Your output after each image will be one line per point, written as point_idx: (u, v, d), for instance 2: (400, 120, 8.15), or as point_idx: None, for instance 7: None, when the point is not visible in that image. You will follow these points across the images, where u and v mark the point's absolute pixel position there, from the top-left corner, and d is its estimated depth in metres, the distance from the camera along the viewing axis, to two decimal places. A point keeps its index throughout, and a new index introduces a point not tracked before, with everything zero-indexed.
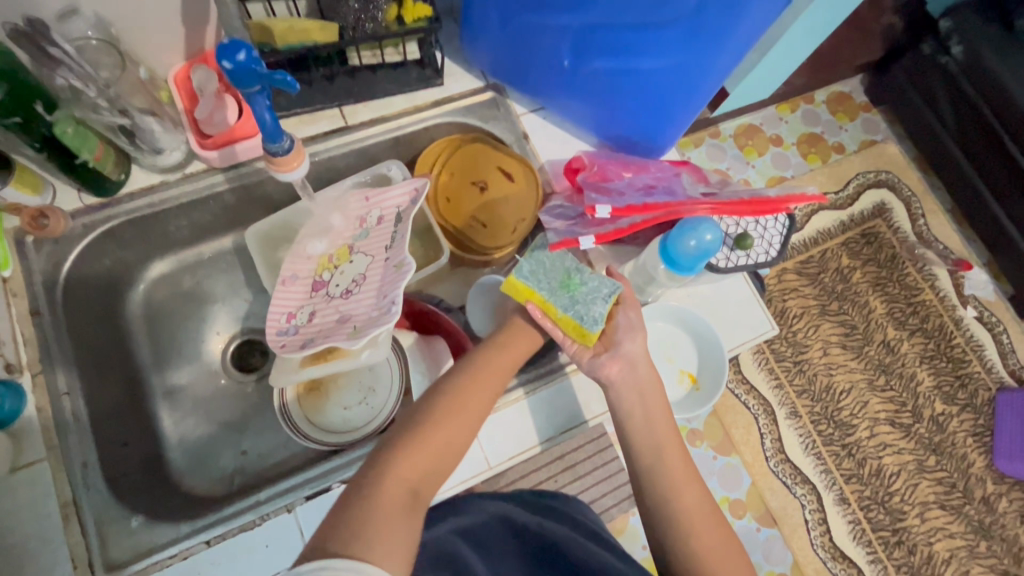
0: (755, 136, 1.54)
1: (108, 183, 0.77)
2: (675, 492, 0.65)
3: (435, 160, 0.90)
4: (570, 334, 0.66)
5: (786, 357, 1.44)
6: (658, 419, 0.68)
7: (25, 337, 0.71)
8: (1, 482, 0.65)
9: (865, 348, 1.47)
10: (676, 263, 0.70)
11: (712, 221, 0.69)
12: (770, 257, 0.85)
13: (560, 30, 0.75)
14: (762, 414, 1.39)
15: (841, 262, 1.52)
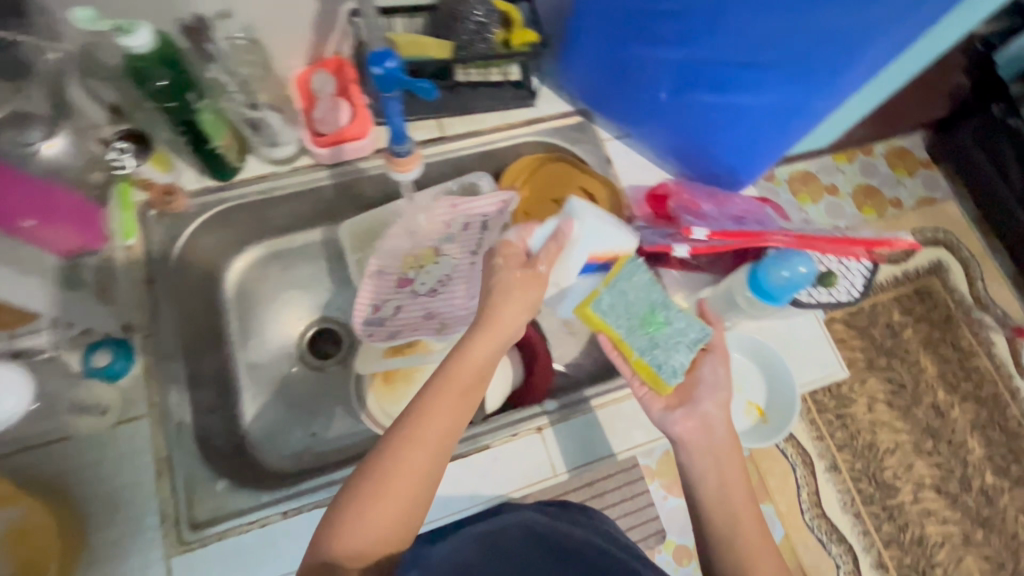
0: (811, 183, 1.33)
1: (227, 168, 0.83)
2: (742, 540, 0.64)
3: (517, 177, 0.94)
4: (645, 377, 0.70)
5: (826, 407, 1.27)
6: (723, 466, 0.67)
7: (139, 302, 0.77)
8: (106, 433, 0.70)
9: (911, 407, 1.31)
10: (764, 291, 0.72)
11: (805, 254, 0.71)
12: (852, 298, 0.84)
13: (663, 63, 0.78)
14: (802, 466, 1.13)
15: (891, 315, 1.36)
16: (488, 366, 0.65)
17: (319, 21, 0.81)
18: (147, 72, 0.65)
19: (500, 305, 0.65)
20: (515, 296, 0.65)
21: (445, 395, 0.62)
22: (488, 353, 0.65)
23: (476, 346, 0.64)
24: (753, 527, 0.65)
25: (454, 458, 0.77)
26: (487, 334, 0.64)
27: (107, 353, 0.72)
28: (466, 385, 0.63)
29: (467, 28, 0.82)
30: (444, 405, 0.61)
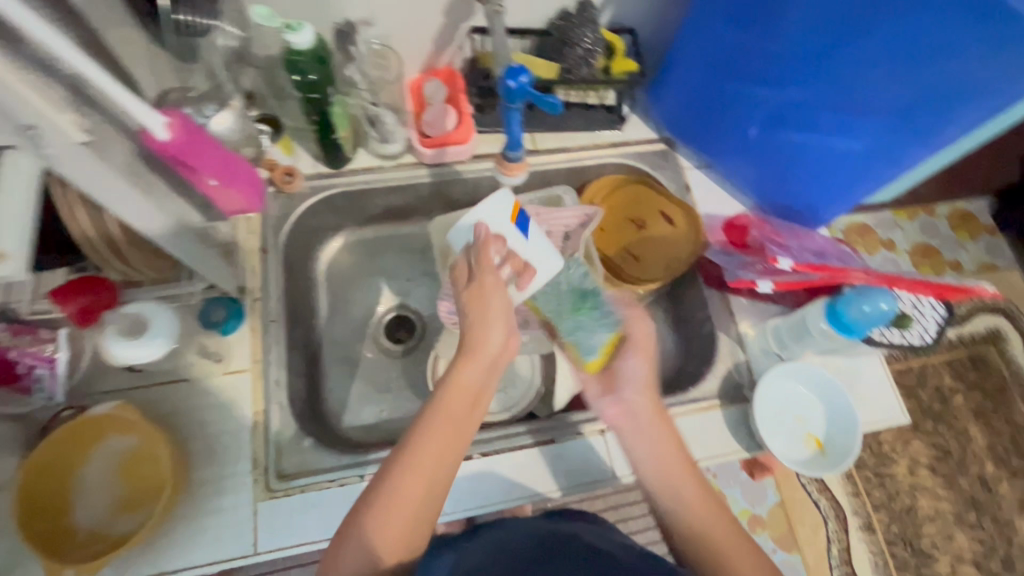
0: (867, 237, 1.28)
1: (342, 158, 0.91)
2: (698, 530, 0.64)
3: (599, 195, 0.99)
4: (574, 360, 0.76)
5: (868, 467, 1.33)
6: (656, 452, 0.67)
7: (252, 268, 0.85)
8: (214, 381, 0.77)
9: (956, 476, 1.35)
10: (842, 325, 0.79)
11: (887, 292, 0.76)
12: (924, 343, 0.86)
13: (760, 102, 0.83)
14: (833, 518, 1.26)
15: (943, 381, 1.39)
16: (477, 391, 0.64)
17: (441, 35, 0.88)
18: (302, 66, 0.75)
19: (478, 335, 0.65)
20: (485, 321, 0.66)
21: (434, 428, 0.61)
22: (475, 377, 0.64)
23: (462, 374, 0.64)
24: (707, 513, 0.64)
25: (519, 448, 0.81)
26: (468, 361, 0.64)
27: (221, 311, 0.79)
28: (455, 413, 0.62)
29: (578, 50, 0.87)
30: (437, 436, 0.61)
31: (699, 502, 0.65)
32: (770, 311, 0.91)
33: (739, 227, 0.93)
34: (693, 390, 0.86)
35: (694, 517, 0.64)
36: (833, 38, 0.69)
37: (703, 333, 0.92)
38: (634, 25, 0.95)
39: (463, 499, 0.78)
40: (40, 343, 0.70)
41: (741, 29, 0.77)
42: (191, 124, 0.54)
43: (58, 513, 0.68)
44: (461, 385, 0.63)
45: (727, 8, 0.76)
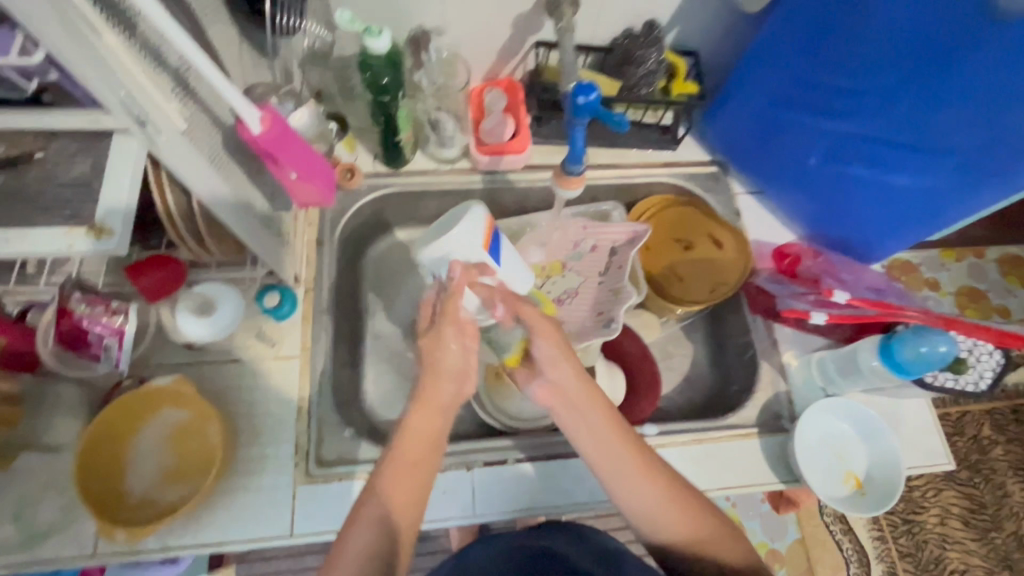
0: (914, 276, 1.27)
1: (401, 158, 0.93)
2: (648, 507, 0.61)
3: (646, 213, 0.99)
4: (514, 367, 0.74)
5: (896, 511, 1.31)
6: (596, 431, 0.63)
7: (308, 259, 0.87)
8: (265, 364, 0.80)
9: (990, 533, 1.28)
10: (896, 365, 0.77)
11: (946, 334, 0.75)
12: (979, 390, 0.84)
13: (823, 133, 0.82)
14: (855, 562, 1.27)
15: (981, 431, 1.34)
16: (436, 439, 0.61)
17: (507, 46, 0.90)
18: (376, 69, 0.78)
19: (433, 387, 0.61)
20: (438, 376, 0.62)
21: (394, 478, 0.59)
22: (430, 424, 0.61)
23: (419, 423, 0.60)
24: (661, 495, 0.61)
25: (553, 458, 0.81)
26: (422, 407, 0.61)
27: (276, 296, 0.81)
28: (416, 467, 0.59)
29: (642, 70, 0.88)
30: (400, 488, 0.58)
31: (647, 478, 0.61)
32: (816, 343, 0.89)
33: (791, 256, 0.93)
34: (731, 417, 0.86)
35: (645, 493, 0.61)
36: (911, 74, 0.69)
37: (744, 359, 0.92)
38: (697, 48, 0.95)
39: (494, 502, 0.79)
40: (112, 314, 0.72)
41: (815, 57, 0.77)
42: (281, 119, 0.56)
43: (113, 477, 0.72)
44: (417, 436, 0.60)
45: (803, 35, 0.77)
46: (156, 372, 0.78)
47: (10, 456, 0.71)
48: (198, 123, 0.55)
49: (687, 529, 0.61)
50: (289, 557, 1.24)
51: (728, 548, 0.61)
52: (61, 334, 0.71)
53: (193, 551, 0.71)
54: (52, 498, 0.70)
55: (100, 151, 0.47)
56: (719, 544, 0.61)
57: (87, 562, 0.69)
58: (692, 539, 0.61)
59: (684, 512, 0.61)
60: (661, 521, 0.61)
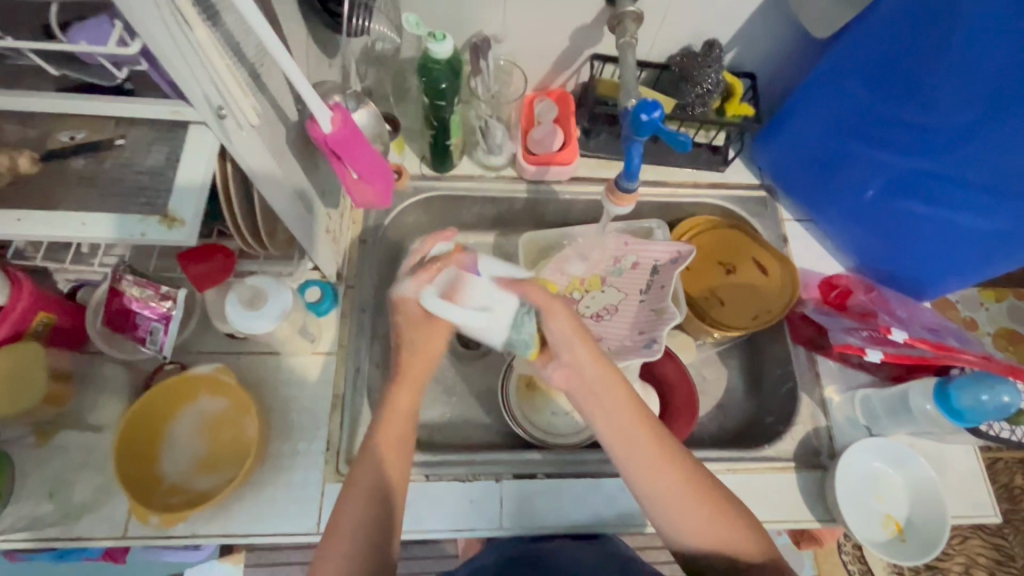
0: None
1: (449, 162, 0.93)
2: (666, 495, 0.60)
3: (688, 233, 0.98)
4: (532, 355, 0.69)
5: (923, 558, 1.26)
6: (614, 414, 0.62)
7: (350, 256, 0.88)
8: (303, 358, 0.81)
9: None
10: (953, 412, 0.74)
11: (1009, 383, 0.72)
12: None
13: (882, 166, 0.80)
14: None
15: None
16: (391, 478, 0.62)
17: (562, 57, 0.90)
18: (436, 73, 0.78)
19: (386, 426, 0.64)
20: (394, 412, 0.64)
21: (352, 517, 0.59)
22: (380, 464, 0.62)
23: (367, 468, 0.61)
24: (675, 479, 0.60)
25: (583, 476, 0.80)
26: (368, 454, 0.62)
27: (316, 292, 0.82)
28: (371, 505, 0.60)
29: (698, 89, 0.87)
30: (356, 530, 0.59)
31: (666, 465, 0.60)
32: (860, 380, 0.87)
33: (839, 287, 0.90)
34: (767, 449, 0.83)
35: (663, 479, 0.60)
36: (981, 118, 0.66)
37: (782, 390, 0.89)
38: (754, 70, 0.94)
39: (521, 516, 0.77)
40: (161, 298, 0.73)
41: (881, 88, 0.75)
42: (351, 120, 0.57)
43: (149, 460, 0.72)
44: (364, 480, 0.61)
45: (870, 64, 0.75)
46: (197, 359, 0.79)
47: (51, 431, 0.72)
48: (267, 119, 0.55)
49: (706, 518, 0.60)
50: (299, 550, 1.24)
51: (743, 539, 0.60)
52: (112, 314, 0.72)
53: (219, 540, 0.71)
54: (88, 476, 0.71)
55: (177, 141, 0.48)
56: (736, 535, 0.60)
57: (117, 543, 0.69)
58: (711, 530, 0.60)
59: (704, 500, 0.60)
60: (681, 508, 0.60)
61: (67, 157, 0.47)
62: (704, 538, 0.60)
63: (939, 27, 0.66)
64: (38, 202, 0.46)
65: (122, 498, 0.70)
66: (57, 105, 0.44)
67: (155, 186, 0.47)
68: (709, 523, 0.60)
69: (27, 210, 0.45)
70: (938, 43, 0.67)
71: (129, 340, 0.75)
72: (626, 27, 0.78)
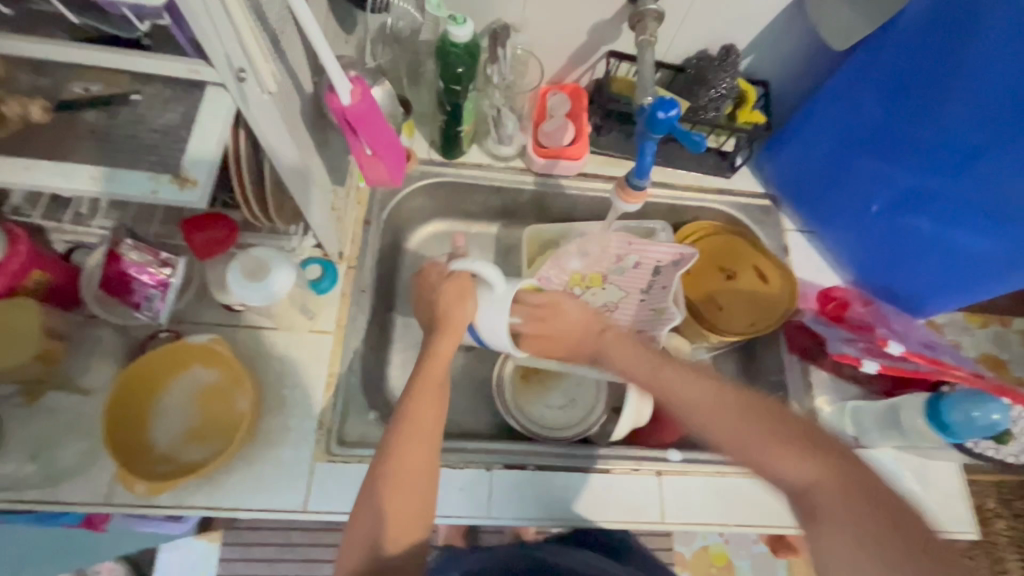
0: None
1: (458, 149, 0.92)
2: (697, 405, 0.59)
3: (690, 237, 0.98)
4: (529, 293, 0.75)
5: None
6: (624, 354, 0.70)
7: (353, 236, 0.87)
8: (299, 335, 0.80)
9: None
10: (943, 428, 0.76)
11: (1000, 403, 0.73)
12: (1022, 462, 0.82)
13: (891, 180, 0.81)
14: None
15: None
16: (427, 456, 0.60)
17: (579, 51, 0.90)
18: (453, 58, 0.78)
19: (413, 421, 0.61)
20: (424, 392, 0.63)
21: (392, 500, 0.58)
22: (423, 450, 0.60)
23: (409, 455, 0.59)
24: (701, 388, 0.60)
25: (574, 469, 0.80)
26: (412, 439, 0.60)
27: (318, 269, 0.81)
28: (414, 489, 0.59)
29: (712, 93, 0.86)
30: (393, 519, 0.57)
31: (691, 379, 0.61)
32: (850, 392, 0.88)
33: (836, 299, 0.91)
34: None
35: (688, 393, 0.60)
36: (991, 132, 0.67)
37: (774, 397, 0.90)
38: (767, 78, 0.94)
39: (510, 505, 0.78)
40: (161, 265, 0.72)
41: (895, 101, 0.76)
42: (370, 94, 0.57)
43: (137, 427, 0.71)
44: (411, 469, 0.59)
45: (885, 79, 0.76)
46: (191, 329, 0.78)
47: (38, 392, 0.71)
48: (284, 88, 0.54)
49: (743, 423, 0.56)
50: (277, 530, 1.23)
51: (788, 447, 0.53)
52: (107, 278, 0.71)
53: (204, 512, 0.71)
54: (74, 441, 0.70)
55: (192, 102, 0.47)
56: (775, 446, 0.53)
57: (100, 510, 0.68)
58: (748, 436, 0.55)
59: (733, 405, 0.57)
60: (707, 416, 0.58)
61: (80, 109, 0.46)
62: (745, 445, 0.55)
63: (954, 43, 0.67)
64: (48, 154, 0.45)
65: (109, 464, 0.69)
66: (72, 55, 0.43)
67: (167, 145, 0.46)
68: (744, 427, 0.56)
69: (35, 160, 0.44)
70: (957, 60, 0.67)
71: (122, 305, 0.73)
72: (646, 25, 0.78)
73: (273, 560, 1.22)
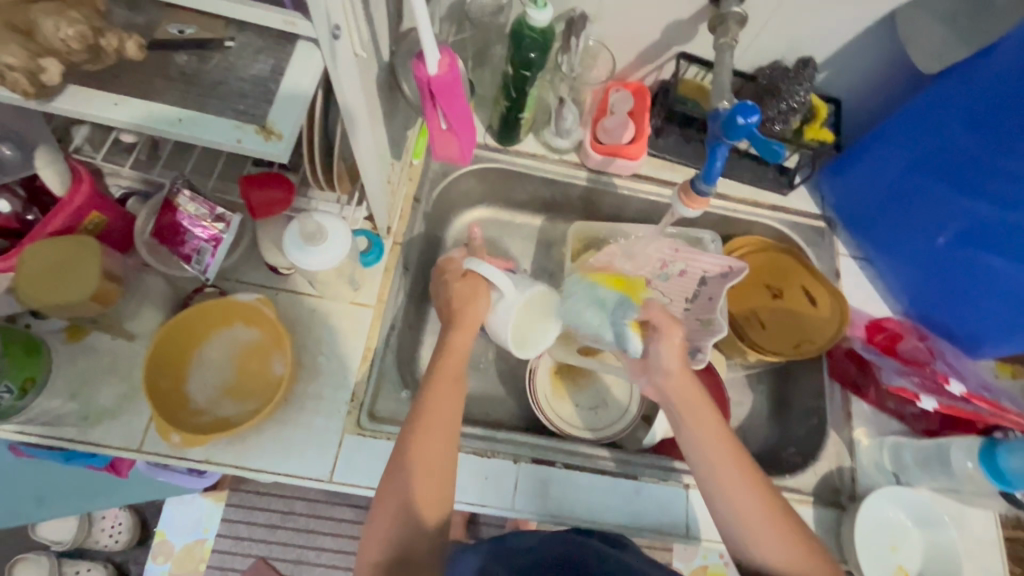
0: None
1: (516, 137, 0.91)
2: (715, 483, 0.64)
3: (741, 251, 0.96)
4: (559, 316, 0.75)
5: None
6: (678, 409, 0.68)
7: (402, 212, 0.85)
8: (341, 306, 0.79)
9: None
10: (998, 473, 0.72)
11: None
12: None
13: (963, 214, 0.77)
14: None
15: None
16: (447, 447, 0.64)
17: (649, 50, 0.88)
18: (526, 42, 0.76)
19: (468, 400, 0.64)
20: None
21: (411, 489, 0.61)
22: (440, 439, 0.63)
23: (427, 442, 0.63)
24: (729, 472, 0.64)
25: (602, 472, 0.79)
26: (426, 431, 0.63)
27: (366, 241, 0.79)
28: (432, 476, 0.62)
29: (783, 105, 0.83)
30: (412, 502, 0.61)
31: (744, 488, 0.63)
32: (891, 427, 0.86)
33: (887, 331, 0.89)
34: (789, 479, 0.82)
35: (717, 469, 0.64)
36: None
37: (812, 422, 0.88)
38: (841, 96, 0.91)
39: (533, 500, 0.76)
40: (214, 219, 0.71)
41: (978, 133, 0.73)
42: (458, 67, 0.55)
43: (177, 378, 0.72)
44: (430, 457, 0.62)
45: (969, 111, 0.73)
46: (236, 287, 0.78)
47: (84, 330, 0.72)
48: (369, 52, 0.53)
49: None
50: (282, 497, 1.23)
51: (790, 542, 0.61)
52: (162, 227, 0.71)
53: (231, 471, 0.70)
54: (112, 383, 0.70)
55: (284, 55, 0.46)
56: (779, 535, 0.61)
57: (131, 455, 0.68)
58: (758, 520, 0.61)
59: (751, 499, 0.62)
60: (751, 528, 0.62)
61: (171, 51, 0.46)
62: (751, 528, 0.61)
63: None
64: (136, 93, 0.45)
65: (143, 410, 0.69)
66: None
67: (255, 96, 0.46)
68: (778, 538, 0.61)
69: (125, 96, 0.44)
70: None
71: (172, 256, 0.73)
72: (728, 27, 0.75)
73: (275, 527, 1.22)
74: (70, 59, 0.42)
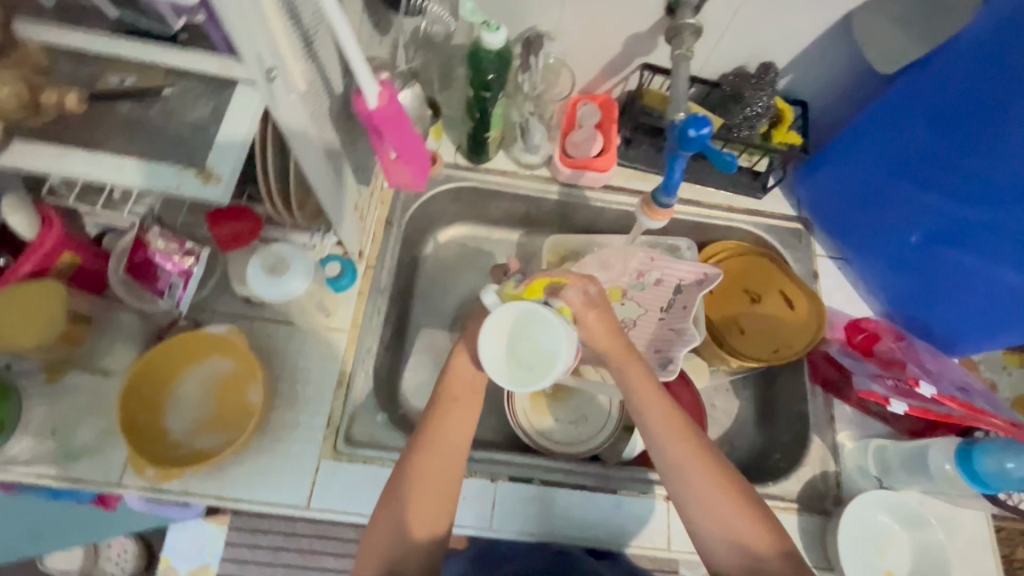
0: None
1: (485, 155, 0.92)
2: (691, 490, 0.62)
3: (718, 257, 0.96)
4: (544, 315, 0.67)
5: None
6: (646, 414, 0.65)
7: (374, 235, 0.86)
8: (315, 332, 0.80)
9: None
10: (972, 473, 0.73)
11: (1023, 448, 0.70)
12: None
13: (935, 210, 0.76)
14: None
15: None
16: (455, 466, 0.64)
17: (612, 62, 0.89)
18: (484, 63, 0.77)
19: (439, 421, 0.65)
20: None
21: (409, 506, 0.61)
22: (446, 459, 0.64)
23: (433, 460, 0.63)
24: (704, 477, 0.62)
25: (582, 487, 0.78)
26: (433, 447, 0.64)
27: (337, 267, 0.80)
28: (434, 493, 0.63)
29: (746, 111, 0.83)
30: (410, 519, 0.61)
31: (717, 492, 0.61)
32: (875, 428, 0.84)
33: (866, 331, 0.87)
34: (774, 486, 0.81)
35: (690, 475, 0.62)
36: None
37: (796, 427, 0.87)
38: (807, 98, 0.91)
39: (513, 518, 0.76)
40: (184, 254, 0.73)
41: (947, 126, 0.72)
42: (398, 99, 0.57)
43: (153, 411, 0.73)
44: (433, 477, 0.63)
45: (936, 104, 0.72)
46: (211, 318, 0.79)
47: (62, 369, 0.73)
48: (314, 87, 0.54)
49: None
50: (282, 520, 1.24)
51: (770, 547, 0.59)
52: (134, 263, 0.72)
53: (210, 501, 0.71)
54: (91, 420, 0.71)
55: (224, 98, 0.48)
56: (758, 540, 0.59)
57: (111, 490, 0.69)
58: (730, 526, 0.60)
59: (727, 505, 0.61)
60: (724, 533, 0.60)
61: (114, 101, 0.47)
62: (723, 534, 0.60)
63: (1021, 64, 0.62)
64: (83, 145, 0.47)
65: (121, 445, 0.71)
66: (111, 49, 0.44)
67: (198, 140, 0.47)
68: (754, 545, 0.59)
69: (71, 147, 0.46)
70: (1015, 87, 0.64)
71: (145, 291, 0.75)
72: (683, 38, 0.76)
73: (277, 549, 1.22)
74: (15, 117, 0.44)
